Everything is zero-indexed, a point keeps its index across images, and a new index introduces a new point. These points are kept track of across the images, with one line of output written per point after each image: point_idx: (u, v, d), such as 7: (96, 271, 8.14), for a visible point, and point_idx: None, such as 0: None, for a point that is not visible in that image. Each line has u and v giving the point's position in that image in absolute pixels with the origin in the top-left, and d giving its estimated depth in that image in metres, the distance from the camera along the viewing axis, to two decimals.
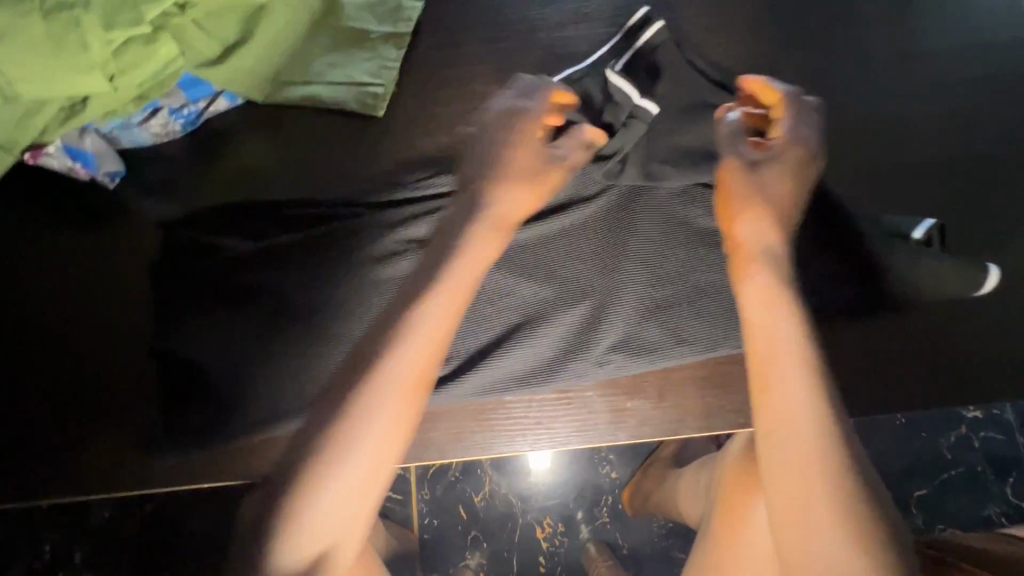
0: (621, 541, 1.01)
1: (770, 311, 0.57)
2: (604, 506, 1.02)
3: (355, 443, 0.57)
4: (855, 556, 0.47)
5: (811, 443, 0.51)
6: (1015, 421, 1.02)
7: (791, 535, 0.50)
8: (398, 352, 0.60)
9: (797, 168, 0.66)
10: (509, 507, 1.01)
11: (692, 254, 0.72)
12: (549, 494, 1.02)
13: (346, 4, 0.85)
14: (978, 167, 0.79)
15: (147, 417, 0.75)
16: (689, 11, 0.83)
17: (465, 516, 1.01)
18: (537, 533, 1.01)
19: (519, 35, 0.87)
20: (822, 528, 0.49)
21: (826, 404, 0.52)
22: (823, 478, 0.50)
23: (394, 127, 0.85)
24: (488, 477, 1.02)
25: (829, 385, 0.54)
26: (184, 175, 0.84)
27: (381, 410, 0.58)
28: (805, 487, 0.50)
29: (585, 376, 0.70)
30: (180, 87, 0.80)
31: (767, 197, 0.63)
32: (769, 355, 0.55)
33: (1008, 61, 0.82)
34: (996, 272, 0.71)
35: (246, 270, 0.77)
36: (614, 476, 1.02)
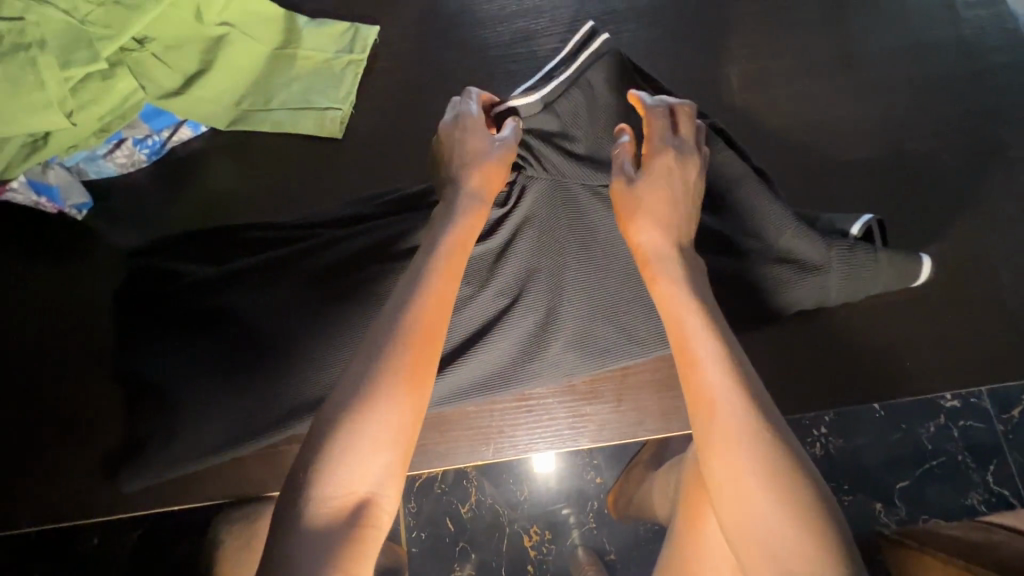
0: (608, 546, 1.02)
1: (676, 309, 0.60)
2: (590, 511, 1.03)
3: (366, 444, 0.51)
4: (790, 525, 0.48)
5: (735, 424, 0.52)
6: (994, 409, 1.02)
7: (730, 513, 0.52)
8: (396, 343, 0.56)
9: (682, 177, 0.66)
10: (496, 517, 1.02)
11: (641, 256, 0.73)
12: (535, 502, 1.03)
13: (304, 33, 0.89)
14: (921, 161, 0.81)
15: (117, 442, 0.76)
16: (632, 32, 0.88)
17: (453, 527, 1.02)
18: (525, 541, 1.02)
19: (473, 55, 0.90)
20: (757, 501, 0.50)
21: (742, 386, 0.54)
22: (748, 457, 0.51)
23: (353, 146, 0.87)
24: (472, 488, 1.02)
25: (742, 367, 0.55)
26: (149, 203, 0.86)
27: (391, 403, 0.53)
28: (730, 467, 0.52)
29: (544, 379, 0.72)
30: (143, 118, 0.84)
31: (650, 210, 0.64)
32: (681, 349, 0.57)
33: (940, 60, 0.85)
34: (927, 263, 0.70)
35: (205, 291, 0.77)
36: (599, 481, 1.03)
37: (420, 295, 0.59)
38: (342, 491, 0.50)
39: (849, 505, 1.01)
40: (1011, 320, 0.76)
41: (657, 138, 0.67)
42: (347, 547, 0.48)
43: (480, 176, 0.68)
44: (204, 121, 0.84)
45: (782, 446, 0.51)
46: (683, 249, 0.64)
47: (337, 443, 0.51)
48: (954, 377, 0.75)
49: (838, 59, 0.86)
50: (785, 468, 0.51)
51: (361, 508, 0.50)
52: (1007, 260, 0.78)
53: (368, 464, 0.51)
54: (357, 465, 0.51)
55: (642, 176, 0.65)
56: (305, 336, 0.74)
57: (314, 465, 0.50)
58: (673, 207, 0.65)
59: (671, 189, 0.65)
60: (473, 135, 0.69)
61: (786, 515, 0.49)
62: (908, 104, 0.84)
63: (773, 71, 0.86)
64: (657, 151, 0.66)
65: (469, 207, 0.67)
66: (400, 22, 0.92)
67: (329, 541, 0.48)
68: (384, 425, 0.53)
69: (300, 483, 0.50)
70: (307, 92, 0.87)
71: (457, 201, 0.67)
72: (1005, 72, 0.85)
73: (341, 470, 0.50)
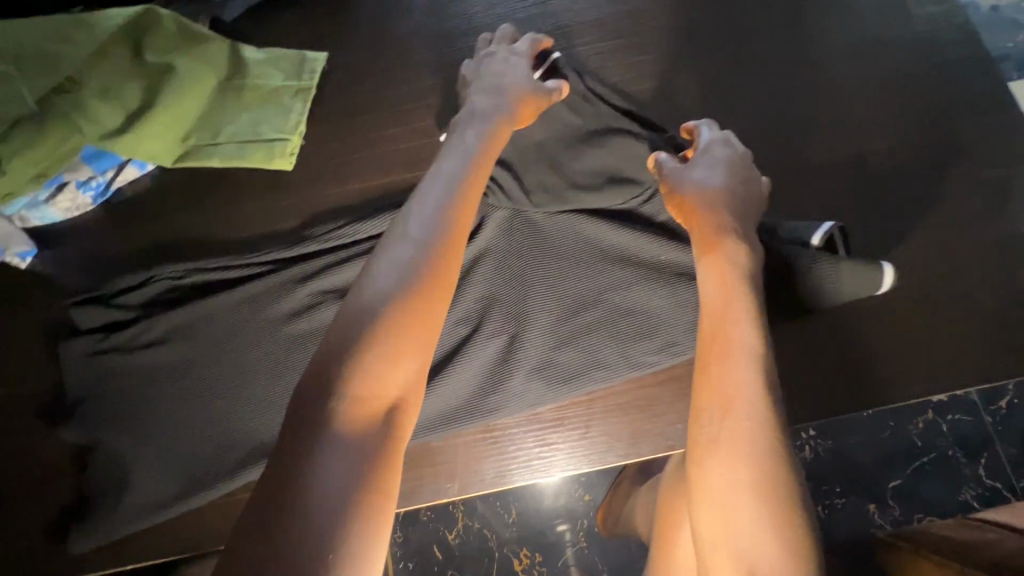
0: (600, 565, 0.97)
1: (726, 295, 0.59)
2: (580, 530, 0.99)
3: (395, 347, 0.51)
4: (770, 544, 0.47)
5: (748, 431, 0.51)
6: (981, 400, 1.00)
7: (713, 512, 0.50)
8: (435, 238, 0.57)
9: (739, 185, 0.67)
10: (484, 542, 0.99)
11: (601, 275, 0.72)
12: (524, 524, 1.00)
13: (249, 64, 0.87)
14: (880, 158, 0.80)
15: (65, 501, 0.73)
16: (584, 46, 0.87)
17: (440, 555, 0.99)
18: (515, 566, 0.98)
19: (424, 75, 0.88)
20: (747, 511, 0.48)
21: (770, 399, 0.52)
22: (754, 467, 0.49)
23: (307, 175, 0.84)
24: (458, 513, 0.99)
25: (775, 382, 0.54)
26: (93, 247, 0.83)
27: (422, 311, 0.54)
28: (729, 481, 0.50)
29: (509, 408, 0.69)
30: (84, 160, 0.81)
31: (702, 201, 0.66)
32: (716, 335, 0.57)
33: (895, 57, 0.85)
34: (888, 269, 0.69)
35: (151, 338, 0.74)
36: (587, 499, 1.00)
37: (446, 200, 0.60)
38: (368, 397, 0.49)
39: (842, 508, 0.98)
40: (989, 314, 0.74)
41: (710, 135, 0.71)
42: (372, 465, 0.46)
43: (522, 100, 0.71)
44: (148, 159, 0.82)
45: (791, 472, 0.49)
46: (755, 258, 0.62)
47: (365, 359, 0.50)
48: (936, 375, 0.73)
49: (793, 61, 0.85)
50: (789, 496, 0.48)
51: (386, 419, 0.50)
52: (978, 253, 0.76)
53: (395, 370, 0.51)
54: (386, 375, 0.50)
55: (698, 166, 0.68)
56: (265, 378, 0.73)
57: (341, 374, 0.49)
58: (727, 204, 0.65)
59: (722, 190, 0.66)
60: (516, 62, 0.74)
61: (773, 537, 0.47)
62: (866, 104, 0.83)
63: (730, 76, 0.85)
64: (715, 151, 0.69)
65: (492, 119, 0.69)
66: (348, 47, 0.91)
67: (353, 448, 0.47)
68: (412, 332, 0.53)
69: (324, 391, 0.49)
70: (256, 123, 0.85)
71: (487, 113, 0.69)
72: (962, 66, 0.84)
73: (369, 378, 0.49)
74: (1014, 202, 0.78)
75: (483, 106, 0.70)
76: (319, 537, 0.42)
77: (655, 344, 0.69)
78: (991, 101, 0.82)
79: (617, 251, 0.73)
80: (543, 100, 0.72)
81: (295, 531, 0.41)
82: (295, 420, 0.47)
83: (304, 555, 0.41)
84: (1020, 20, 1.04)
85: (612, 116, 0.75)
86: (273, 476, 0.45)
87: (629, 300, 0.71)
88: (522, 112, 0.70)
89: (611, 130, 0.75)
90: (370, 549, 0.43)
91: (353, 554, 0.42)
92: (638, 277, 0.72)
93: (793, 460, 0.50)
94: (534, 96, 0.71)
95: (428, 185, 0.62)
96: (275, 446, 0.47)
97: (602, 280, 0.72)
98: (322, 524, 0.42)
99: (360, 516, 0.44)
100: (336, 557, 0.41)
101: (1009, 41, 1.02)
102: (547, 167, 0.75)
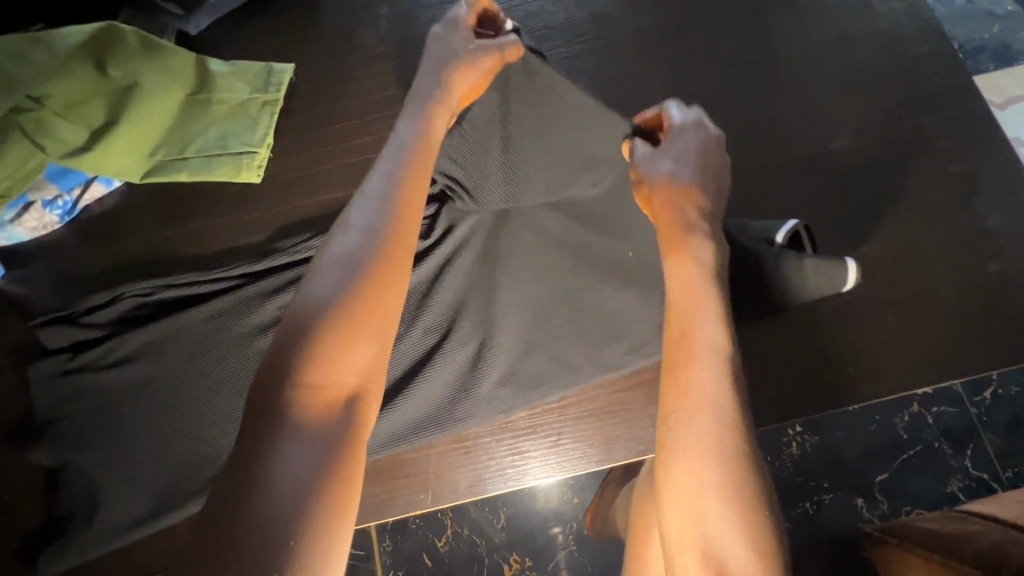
0: (590, 567, 0.96)
1: (693, 291, 0.57)
2: (569, 532, 0.97)
3: (348, 333, 0.50)
4: (739, 544, 0.46)
5: (714, 431, 0.50)
6: (966, 391, 0.99)
7: (683, 513, 0.49)
8: (382, 224, 0.56)
9: (711, 173, 0.64)
10: (474, 548, 0.97)
11: (570, 278, 0.73)
12: (514, 528, 0.97)
13: (216, 76, 0.86)
14: (844, 158, 0.82)
15: (37, 523, 0.72)
16: (553, 53, 0.88)
17: (430, 563, 0.96)
18: (505, 571, 0.96)
19: (394, 85, 0.88)
20: (715, 512, 0.48)
21: (736, 399, 0.52)
22: (723, 467, 0.49)
23: (276, 187, 0.84)
24: (447, 519, 0.97)
25: (741, 381, 0.53)
26: (61, 265, 0.82)
27: (373, 298, 0.52)
28: (699, 483, 0.49)
29: (480, 417, 0.69)
30: (49, 179, 0.81)
31: (670, 194, 0.62)
32: (682, 334, 0.55)
33: (859, 57, 0.86)
34: (854, 265, 0.68)
35: (118, 357, 0.73)
36: (577, 501, 0.98)
37: (390, 186, 0.58)
38: (324, 386, 0.48)
39: (830, 503, 0.97)
40: (949, 310, 0.76)
41: (683, 117, 0.66)
42: (333, 456, 0.46)
43: (458, 76, 0.65)
44: (115, 176, 0.82)
45: (759, 473, 0.49)
46: (721, 253, 0.61)
47: (316, 352, 0.49)
48: (902, 369, 0.74)
49: (758, 61, 0.86)
50: (754, 496, 0.48)
51: (344, 407, 0.49)
52: (939, 251, 0.78)
53: (348, 362, 0.50)
54: (340, 364, 0.49)
55: (668, 154, 0.64)
56: (234, 394, 0.72)
57: (294, 368, 0.48)
58: (694, 196, 0.62)
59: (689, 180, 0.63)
60: (457, 37, 0.66)
61: (744, 537, 0.46)
62: (829, 104, 0.85)
63: (696, 78, 0.86)
64: (685, 137, 0.65)
65: (431, 99, 0.64)
66: (317, 57, 0.91)
67: (312, 440, 0.46)
68: (363, 318, 0.51)
69: (277, 388, 0.48)
70: (224, 137, 0.84)
71: (427, 99, 0.64)
72: (925, 64, 0.86)
73: (322, 369, 0.48)
74: (972, 199, 0.80)
75: (421, 86, 0.65)
76: (281, 530, 0.41)
77: (623, 347, 0.70)
78: (950, 99, 0.84)
79: (583, 250, 0.73)
80: (480, 72, 0.65)
81: (255, 528, 0.41)
82: (253, 419, 0.47)
83: (266, 550, 0.41)
84: (996, 10, 1.04)
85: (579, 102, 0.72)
86: (235, 476, 0.44)
87: (596, 304, 0.72)
88: (460, 90, 0.65)
89: None
90: (334, 534, 0.43)
91: (316, 543, 0.42)
92: (606, 279, 0.72)
93: (758, 458, 0.50)
94: (468, 69, 0.65)
95: (374, 171, 0.60)
96: (234, 448, 0.46)
97: (570, 283, 0.72)
98: (282, 519, 0.42)
99: (322, 506, 0.43)
100: (298, 548, 0.41)
101: (985, 33, 1.03)
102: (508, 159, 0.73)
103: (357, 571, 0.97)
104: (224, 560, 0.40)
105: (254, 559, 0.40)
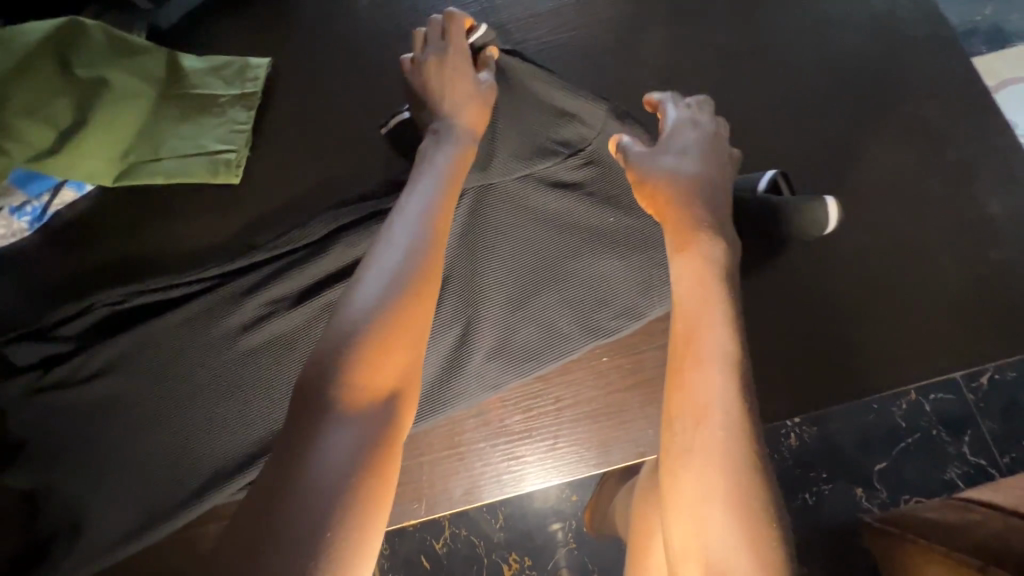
0: (590, 565, 0.94)
1: (696, 291, 0.55)
2: (568, 530, 0.95)
3: (389, 338, 0.51)
4: (740, 555, 0.44)
5: (717, 437, 0.48)
6: (962, 377, 0.97)
7: (685, 518, 0.48)
8: (421, 240, 0.57)
9: (710, 165, 0.65)
10: (473, 548, 0.95)
11: (558, 249, 0.71)
12: (512, 528, 0.95)
13: (189, 72, 0.82)
14: (840, 145, 0.80)
15: (9, 551, 0.69)
16: (539, 42, 0.85)
17: (428, 565, 0.94)
18: (505, 571, 0.94)
19: (376, 79, 0.85)
20: (718, 520, 0.46)
21: (743, 399, 0.49)
22: (726, 472, 0.46)
23: (254, 188, 0.81)
24: (444, 521, 0.95)
25: (747, 377, 0.51)
26: (33, 275, 0.78)
27: (412, 306, 0.53)
28: (700, 492, 0.47)
29: (470, 394, 0.68)
30: (16, 185, 0.78)
31: (673, 191, 0.62)
32: (686, 335, 0.53)
33: (853, 40, 0.84)
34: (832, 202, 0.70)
35: (92, 371, 0.70)
36: (575, 499, 0.96)
37: (429, 206, 0.60)
38: (367, 382, 0.49)
39: (830, 494, 0.95)
40: (947, 300, 0.75)
41: (677, 116, 0.69)
42: (368, 456, 0.45)
43: (475, 109, 0.69)
44: (87, 180, 0.78)
45: (763, 479, 0.46)
46: (726, 246, 0.59)
47: (358, 351, 0.49)
48: (900, 360, 0.73)
49: (750, 47, 0.84)
50: (755, 499, 0.45)
51: (382, 411, 0.49)
52: (938, 240, 0.77)
53: (391, 360, 0.50)
54: (380, 364, 0.50)
55: (668, 154, 0.65)
56: (217, 403, 0.70)
57: (337, 366, 0.49)
58: (695, 193, 0.62)
59: (693, 178, 0.63)
60: (459, 76, 0.70)
61: (746, 549, 0.44)
62: (822, 90, 0.82)
63: (686, 67, 0.83)
64: (682, 139, 0.67)
65: (456, 129, 0.68)
66: (294, 51, 0.87)
67: (353, 437, 0.46)
68: (407, 322, 0.52)
69: (320, 386, 0.48)
70: (199, 137, 0.81)
71: (448, 133, 0.67)
72: (919, 48, 0.84)
73: (367, 368, 0.49)
74: (968, 184, 0.79)
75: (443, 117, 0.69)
76: (316, 525, 0.41)
77: (612, 311, 0.69)
78: (944, 84, 0.82)
79: (569, 220, 0.72)
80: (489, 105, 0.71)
81: (290, 523, 0.41)
82: (296, 417, 0.47)
83: (298, 546, 0.40)
84: None
85: (559, 89, 0.73)
86: (278, 468, 0.44)
87: (587, 271, 0.70)
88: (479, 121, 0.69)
89: (562, 114, 0.73)
90: (368, 528, 0.42)
91: (351, 535, 0.41)
92: (594, 247, 0.71)
93: (768, 473, 0.47)
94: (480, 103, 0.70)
95: (411, 190, 0.62)
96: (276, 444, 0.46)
97: (561, 254, 0.71)
98: (318, 513, 0.41)
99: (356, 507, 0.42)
100: (331, 544, 0.40)
101: (977, 14, 1.00)
102: (483, 140, 0.72)
103: None
104: (255, 556, 0.39)
105: (290, 548, 0.39)
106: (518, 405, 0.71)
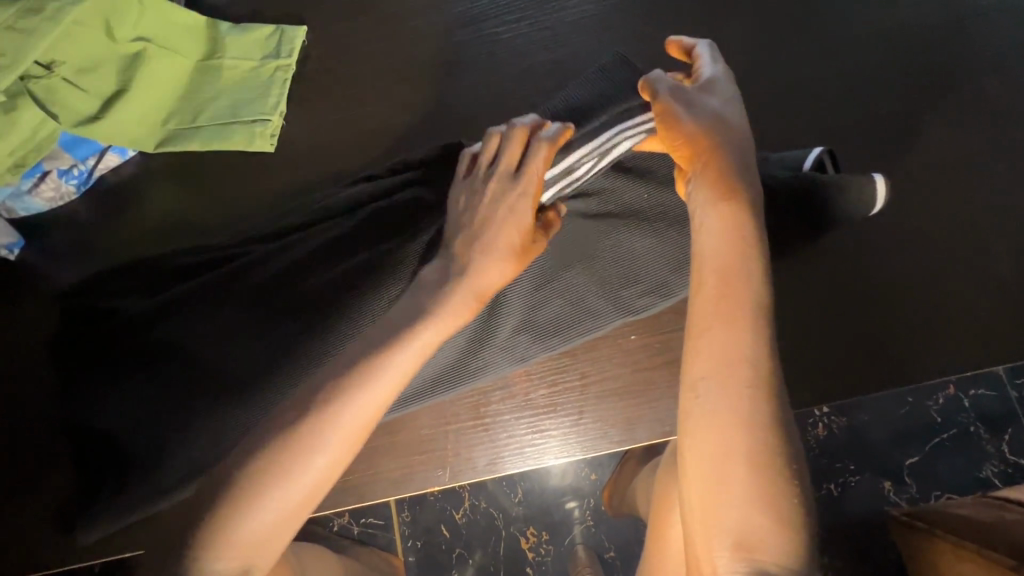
0: (607, 544, 0.95)
1: (734, 259, 0.47)
2: (587, 508, 0.96)
3: (270, 510, 0.44)
4: (763, 515, 0.41)
5: (743, 394, 0.43)
6: (1005, 374, 0.93)
7: (700, 480, 0.43)
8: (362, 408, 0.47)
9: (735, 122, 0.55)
10: (491, 520, 0.96)
11: (582, 223, 0.70)
12: (531, 503, 0.97)
13: (226, 40, 0.84)
14: (892, 123, 0.76)
15: (61, 490, 0.74)
16: (576, 10, 0.82)
17: (447, 534, 0.96)
18: (522, 544, 0.95)
19: (409, 47, 0.84)
20: (733, 486, 0.41)
21: (773, 360, 0.44)
22: (750, 429, 0.42)
23: (290, 157, 0.82)
24: (464, 491, 0.96)
25: (773, 338, 0.45)
26: (89, 236, 0.82)
27: (298, 476, 0.45)
28: (721, 451, 0.42)
29: (495, 368, 0.68)
30: (64, 148, 0.78)
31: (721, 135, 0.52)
32: (725, 302, 0.46)
33: (912, 10, 0.79)
34: (882, 178, 0.68)
35: (132, 326, 0.71)
36: (594, 478, 0.96)
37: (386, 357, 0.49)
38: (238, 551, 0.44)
39: (856, 486, 0.93)
40: (998, 290, 0.71)
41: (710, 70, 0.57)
42: None
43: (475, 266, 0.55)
44: (128, 144, 0.79)
45: (785, 446, 0.42)
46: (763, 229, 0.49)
47: (224, 526, 0.44)
48: (940, 350, 0.70)
49: (798, 16, 0.80)
50: (772, 462, 0.42)
51: None
52: (995, 228, 0.73)
53: (268, 534, 0.45)
54: (256, 534, 0.44)
55: (710, 94, 0.54)
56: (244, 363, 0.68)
57: (199, 537, 0.44)
58: (737, 144, 0.52)
59: (718, 115, 0.53)
60: (483, 253, 0.55)
61: (763, 512, 0.41)
62: (875, 64, 0.78)
63: (731, 38, 0.80)
64: (716, 74, 0.56)
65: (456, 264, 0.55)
66: (330, 18, 0.87)
67: None
68: (295, 504, 0.45)
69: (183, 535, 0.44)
70: (234, 104, 0.83)
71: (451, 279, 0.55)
72: (985, 20, 0.78)
73: (230, 547, 0.43)
74: None
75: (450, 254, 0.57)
76: None
77: (641, 289, 0.68)
78: (1010, 61, 0.77)
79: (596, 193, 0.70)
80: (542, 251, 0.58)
81: None
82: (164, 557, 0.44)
83: None
84: None
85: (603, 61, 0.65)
86: None
87: (613, 248, 0.69)
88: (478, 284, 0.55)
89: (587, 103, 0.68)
90: None
91: None
92: (624, 223, 0.69)
93: (791, 433, 0.43)
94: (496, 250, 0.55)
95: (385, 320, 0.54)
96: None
97: (585, 229, 0.70)
98: None
99: None
100: None
101: None
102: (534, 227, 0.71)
103: (374, 539, 0.97)
104: None
105: None
106: (544, 379, 0.71)
